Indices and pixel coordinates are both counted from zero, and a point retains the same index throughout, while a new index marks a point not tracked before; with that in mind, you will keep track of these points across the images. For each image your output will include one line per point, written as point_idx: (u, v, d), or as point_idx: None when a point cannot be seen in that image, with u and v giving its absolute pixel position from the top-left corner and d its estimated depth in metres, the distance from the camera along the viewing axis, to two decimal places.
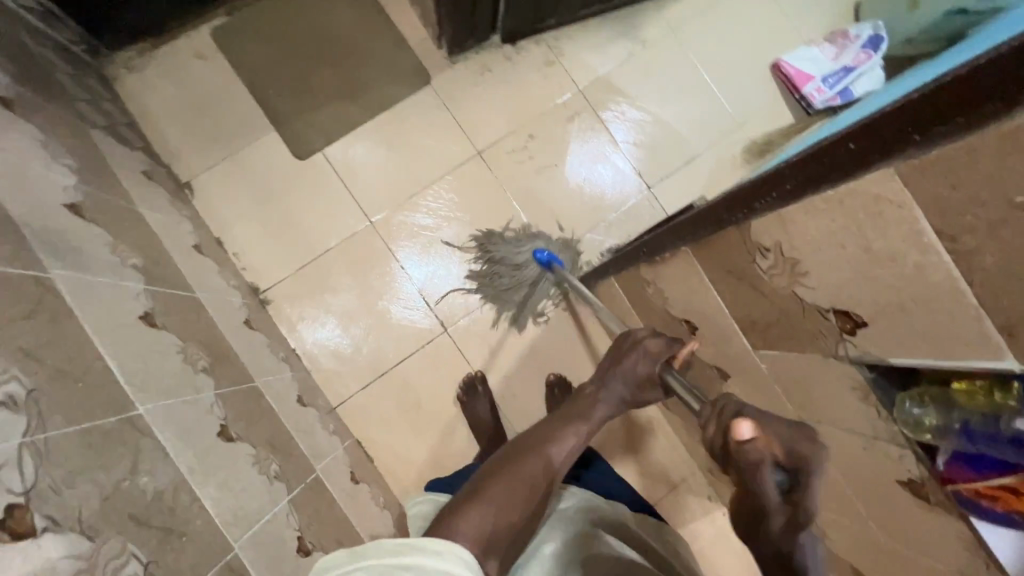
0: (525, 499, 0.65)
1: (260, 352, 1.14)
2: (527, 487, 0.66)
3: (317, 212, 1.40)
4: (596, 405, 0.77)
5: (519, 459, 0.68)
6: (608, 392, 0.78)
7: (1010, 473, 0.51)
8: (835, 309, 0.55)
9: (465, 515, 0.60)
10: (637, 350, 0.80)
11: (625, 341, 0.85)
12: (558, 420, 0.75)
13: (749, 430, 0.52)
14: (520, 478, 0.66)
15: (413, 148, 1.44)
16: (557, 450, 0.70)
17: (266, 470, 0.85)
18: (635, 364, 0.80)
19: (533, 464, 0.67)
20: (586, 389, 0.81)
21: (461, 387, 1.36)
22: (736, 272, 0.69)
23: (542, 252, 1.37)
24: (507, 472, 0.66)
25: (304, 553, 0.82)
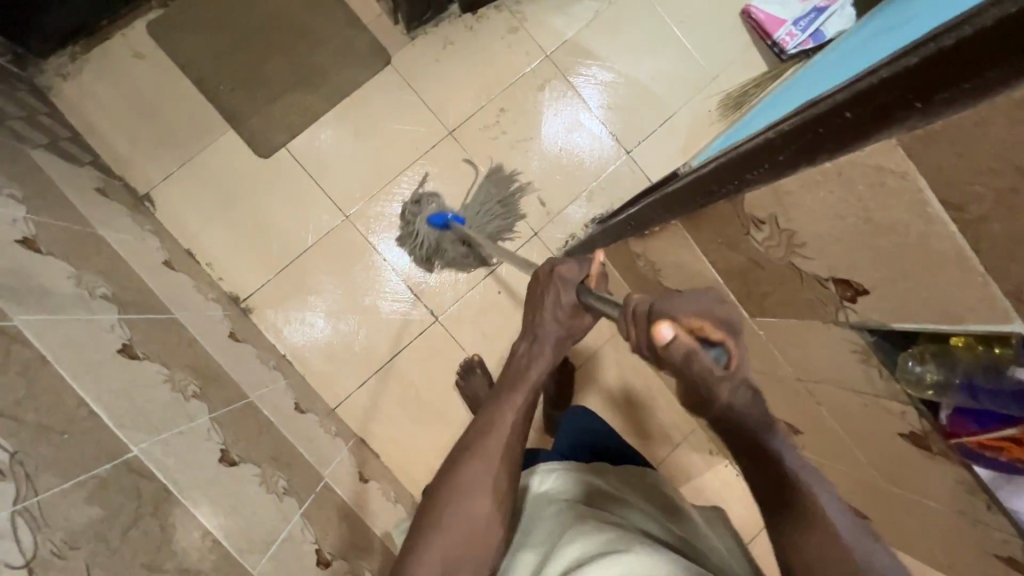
0: (474, 521, 0.67)
1: (250, 364, 1.12)
2: (474, 498, 0.68)
3: (288, 211, 1.34)
4: (528, 371, 0.76)
5: (454, 478, 0.68)
6: (544, 343, 0.78)
7: (1011, 425, 0.52)
8: (835, 278, 0.55)
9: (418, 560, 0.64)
10: (554, 285, 0.79)
11: (539, 279, 0.82)
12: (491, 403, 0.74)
13: (670, 328, 0.47)
14: (458, 506, 0.67)
15: (381, 133, 1.38)
16: (495, 452, 0.70)
17: (274, 488, 0.83)
18: (555, 310, 0.78)
19: (473, 481, 0.68)
20: (519, 348, 0.79)
21: (459, 370, 1.36)
22: (730, 244, 0.68)
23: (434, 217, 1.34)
24: (442, 503, 0.67)
25: (323, 564, 0.83)
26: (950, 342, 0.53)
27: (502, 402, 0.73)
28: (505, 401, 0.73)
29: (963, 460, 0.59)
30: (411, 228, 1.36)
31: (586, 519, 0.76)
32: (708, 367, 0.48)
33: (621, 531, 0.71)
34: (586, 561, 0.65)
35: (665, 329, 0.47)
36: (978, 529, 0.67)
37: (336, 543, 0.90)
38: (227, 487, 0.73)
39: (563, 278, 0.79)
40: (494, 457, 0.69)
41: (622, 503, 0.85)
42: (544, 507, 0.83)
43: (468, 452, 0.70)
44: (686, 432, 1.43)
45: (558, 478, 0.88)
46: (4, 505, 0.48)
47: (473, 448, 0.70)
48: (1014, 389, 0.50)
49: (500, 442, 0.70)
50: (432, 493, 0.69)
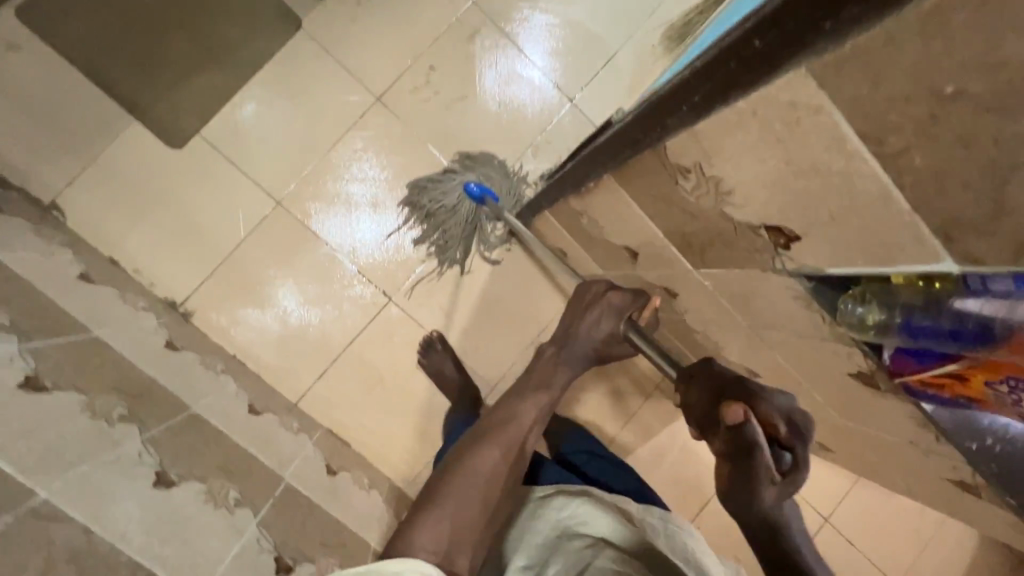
0: (478, 497, 0.73)
1: (193, 374, 1.06)
2: (488, 475, 0.75)
3: (215, 204, 1.25)
4: (555, 374, 0.88)
5: (474, 450, 0.76)
6: (568, 358, 0.89)
7: (953, 361, 0.47)
8: (766, 226, 0.51)
9: (430, 511, 0.70)
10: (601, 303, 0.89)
11: (590, 295, 0.93)
12: (516, 396, 0.85)
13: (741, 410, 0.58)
14: (472, 479, 0.73)
15: (304, 106, 1.27)
16: (513, 437, 0.79)
17: (222, 502, 0.80)
18: (592, 330, 0.89)
19: (489, 461, 0.76)
20: (547, 351, 0.92)
21: (421, 343, 1.33)
22: (663, 196, 0.63)
23: (473, 186, 1.24)
24: (457, 475, 0.73)
25: (286, 569, 0.79)
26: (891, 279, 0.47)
27: (527, 396, 0.85)
28: (527, 401, 0.84)
29: (910, 397, 0.57)
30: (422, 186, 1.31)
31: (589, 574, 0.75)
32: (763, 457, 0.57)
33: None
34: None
35: (735, 409, 0.58)
36: (927, 457, 0.67)
37: (301, 547, 0.87)
38: (163, 514, 0.70)
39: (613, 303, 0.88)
40: (507, 442, 0.78)
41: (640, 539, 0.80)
42: (557, 542, 0.83)
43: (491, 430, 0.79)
44: (657, 381, 1.43)
45: (577, 507, 0.86)
46: None
47: (494, 433, 0.79)
48: (952, 324, 0.44)
49: (517, 431, 0.80)
50: (451, 464, 0.76)
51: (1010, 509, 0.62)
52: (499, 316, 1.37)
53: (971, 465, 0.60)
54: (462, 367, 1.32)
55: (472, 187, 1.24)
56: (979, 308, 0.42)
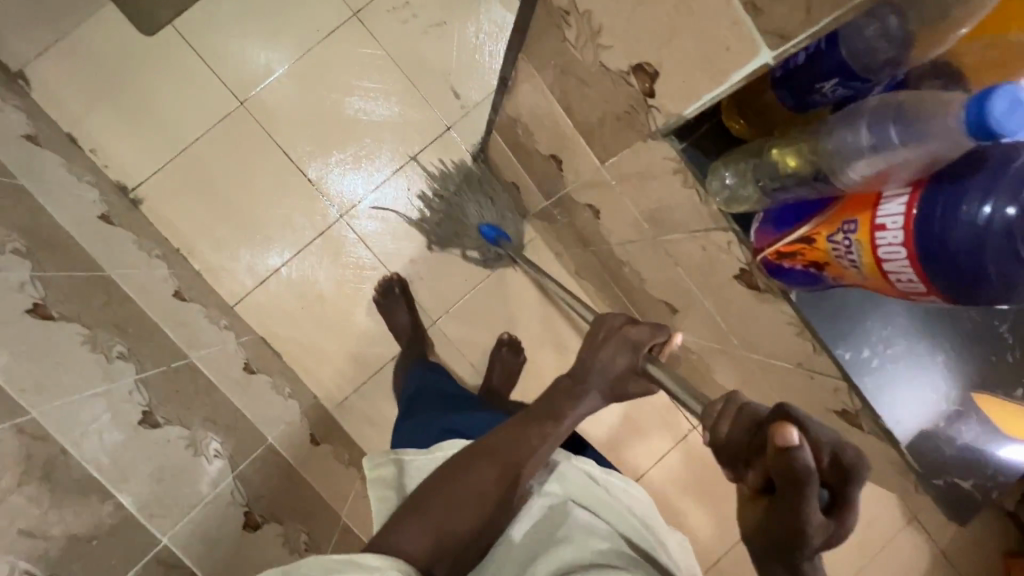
0: (464, 521, 0.58)
1: (121, 247, 1.05)
2: (475, 499, 0.59)
3: (180, 97, 1.25)
4: (570, 408, 0.62)
5: (459, 470, 0.59)
6: (586, 393, 0.62)
7: (803, 225, 0.44)
8: (632, 69, 0.47)
9: (403, 526, 0.55)
10: (616, 337, 0.61)
11: (601, 325, 0.63)
12: (521, 419, 0.62)
13: (798, 435, 0.35)
14: (456, 504, 0.58)
15: (280, 12, 1.27)
16: (510, 474, 0.60)
17: (103, 350, 0.78)
18: (609, 364, 0.61)
19: (481, 486, 0.59)
20: (560, 381, 0.63)
21: (379, 286, 1.30)
22: (560, 65, 0.60)
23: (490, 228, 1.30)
24: (441, 492, 0.58)
25: (151, 425, 0.75)
26: (772, 153, 0.44)
27: (534, 424, 0.62)
28: (537, 430, 0.62)
29: (782, 289, 0.53)
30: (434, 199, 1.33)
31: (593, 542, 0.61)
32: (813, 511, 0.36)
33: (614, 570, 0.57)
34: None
35: (789, 431, 0.35)
36: (814, 384, 0.62)
37: (185, 413, 0.84)
38: (33, 334, 0.68)
39: (629, 341, 0.60)
40: (506, 466, 0.60)
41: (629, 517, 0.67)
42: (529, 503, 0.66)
43: (483, 449, 0.61)
44: None
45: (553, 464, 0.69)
46: None
47: (490, 450, 0.60)
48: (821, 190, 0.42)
49: (516, 461, 0.60)
50: (439, 475, 0.59)
51: (886, 438, 0.57)
52: (450, 253, 1.34)
53: (844, 378, 0.56)
54: (417, 316, 1.30)
55: (488, 229, 1.30)
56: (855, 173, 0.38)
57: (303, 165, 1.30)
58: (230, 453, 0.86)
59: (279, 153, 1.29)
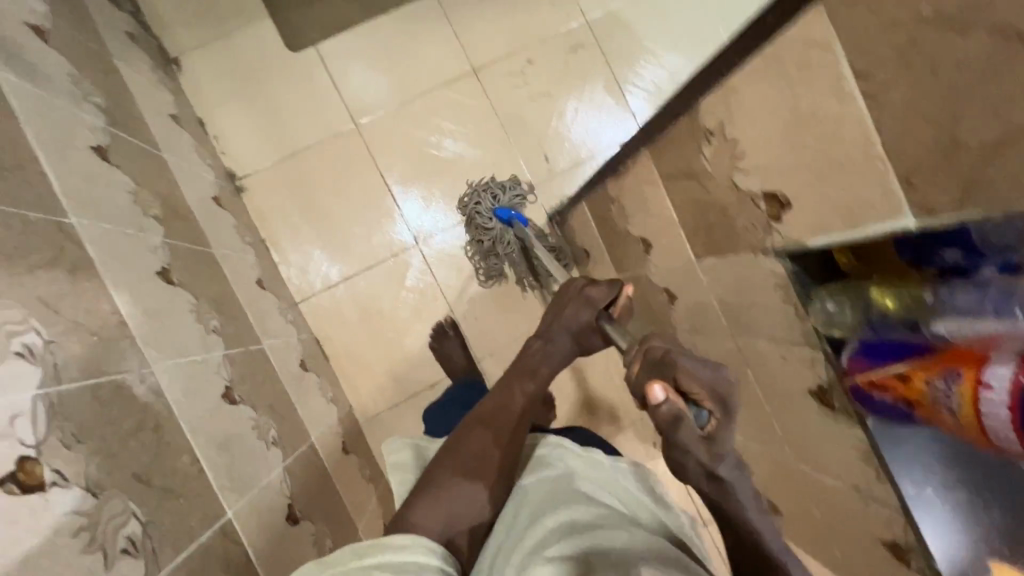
0: (482, 479, 0.66)
1: (224, 229, 1.14)
2: (477, 461, 0.67)
3: (303, 109, 1.38)
4: (541, 362, 0.77)
5: (456, 446, 0.69)
6: (553, 346, 0.77)
7: (902, 362, 0.50)
8: (765, 194, 0.54)
9: (413, 506, 0.62)
10: (577, 297, 0.77)
11: (563, 290, 0.80)
12: (505, 379, 0.76)
13: (662, 391, 0.50)
14: (473, 470, 0.67)
15: (409, 56, 1.41)
16: (507, 428, 0.71)
17: (203, 322, 0.85)
18: (574, 313, 0.77)
19: (488, 446, 0.69)
20: (532, 344, 0.78)
21: (432, 333, 1.37)
22: (686, 170, 0.67)
23: (504, 210, 1.31)
24: (458, 463, 0.67)
25: (229, 401, 0.80)
26: (875, 293, 0.53)
27: (516, 381, 0.75)
28: (515, 384, 0.75)
29: (859, 414, 0.58)
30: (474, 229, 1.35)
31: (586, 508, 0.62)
32: (694, 439, 0.50)
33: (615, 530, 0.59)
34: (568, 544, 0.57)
35: (654, 391, 0.50)
36: (866, 507, 0.66)
37: (253, 396, 0.89)
38: (158, 294, 0.76)
39: (589, 298, 0.77)
40: (501, 426, 0.71)
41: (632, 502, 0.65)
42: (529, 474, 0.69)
43: (477, 419, 0.71)
44: None
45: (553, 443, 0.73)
46: None
47: (487, 418, 0.71)
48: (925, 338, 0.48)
49: (511, 417, 0.72)
50: (448, 454, 0.68)
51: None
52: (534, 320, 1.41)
53: (903, 511, 0.61)
54: (469, 351, 1.38)
55: (501, 210, 1.31)
56: (951, 328, 0.47)
57: (395, 190, 1.40)
58: (283, 444, 0.90)
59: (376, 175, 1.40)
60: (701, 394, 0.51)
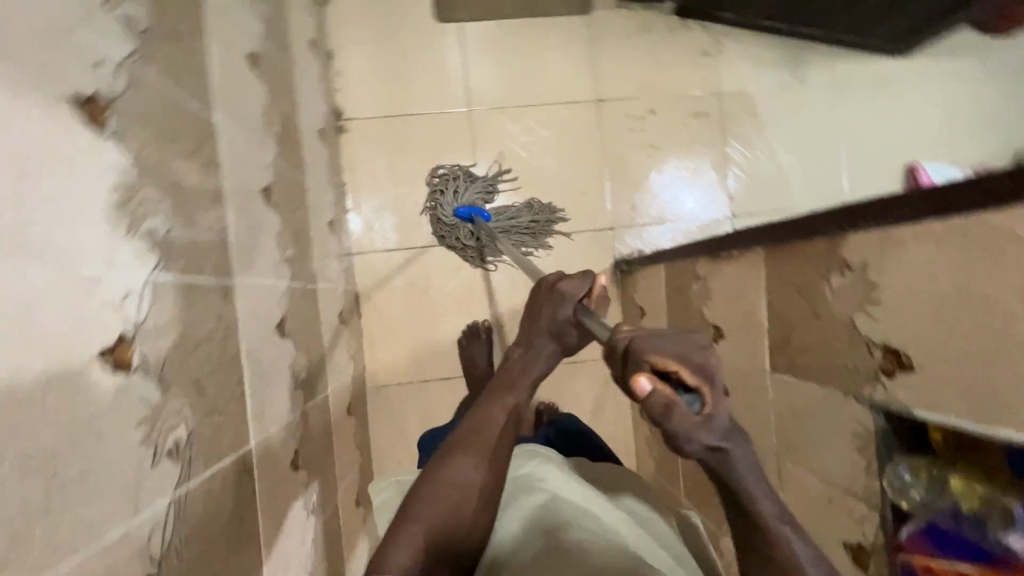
0: (458, 514, 0.57)
1: (318, 163, 1.16)
2: (454, 496, 0.57)
3: (426, 77, 1.40)
4: (525, 373, 0.68)
5: (438, 478, 0.58)
6: (537, 352, 0.69)
7: (972, 562, 0.53)
8: (886, 346, 0.54)
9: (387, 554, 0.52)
10: (556, 296, 0.71)
11: (539, 289, 0.74)
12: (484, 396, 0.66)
13: (650, 381, 0.42)
14: (449, 491, 0.57)
15: (541, 65, 1.43)
16: (489, 446, 0.62)
17: (281, 247, 0.86)
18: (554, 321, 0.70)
19: (466, 468, 0.59)
20: (513, 352, 0.70)
21: (465, 330, 1.36)
22: (800, 286, 0.67)
23: (462, 208, 1.34)
24: (436, 486, 0.57)
25: (279, 331, 0.81)
26: (954, 480, 0.55)
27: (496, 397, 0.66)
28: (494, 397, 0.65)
29: None
30: (441, 228, 1.36)
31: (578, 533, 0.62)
32: (693, 429, 0.42)
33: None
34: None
35: (640, 385, 0.41)
36: None
37: (297, 332, 0.90)
38: (255, 209, 0.77)
39: (568, 294, 0.71)
40: (484, 450, 0.61)
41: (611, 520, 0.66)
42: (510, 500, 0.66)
43: (457, 442, 0.61)
44: None
45: (538, 464, 0.71)
46: (125, 50, 0.49)
47: (465, 436, 0.62)
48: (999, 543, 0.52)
49: (493, 437, 0.62)
50: (421, 482, 0.59)
51: None
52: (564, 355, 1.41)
53: None
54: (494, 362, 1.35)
55: (461, 210, 1.34)
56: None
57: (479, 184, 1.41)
58: (306, 387, 0.91)
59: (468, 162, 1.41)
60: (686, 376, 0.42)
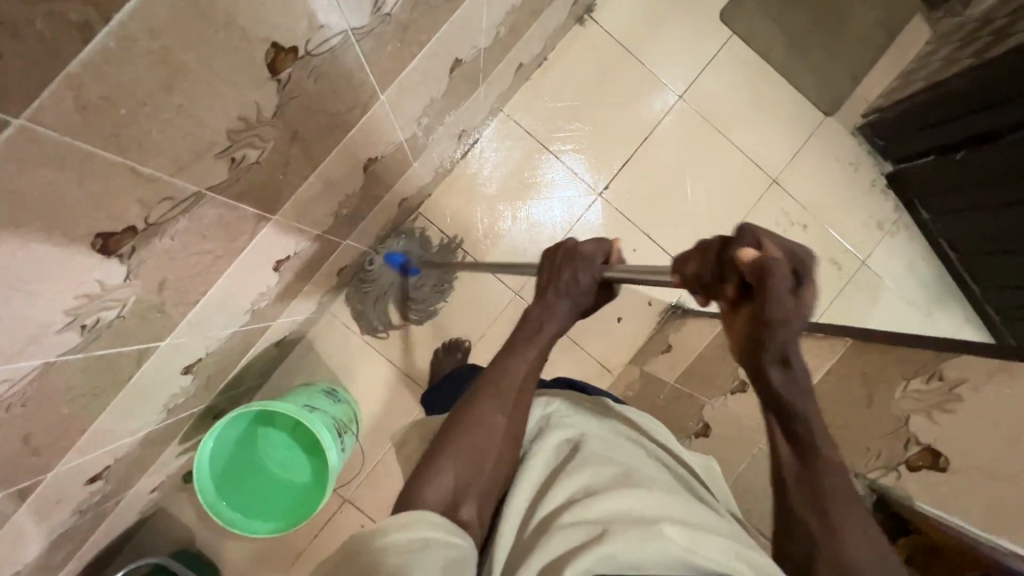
0: (483, 448, 0.60)
1: (552, 18, 1.21)
2: (479, 442, 0.60)
3: (673, 47, 1.45)
4: (541, 331, 0.67)
5: (463, 425, 0.61)
6: (551, 313, 0.68)
7: None
8: (925, 446, 0.74)
9: (429, 481, 0.57)
10: (568, 261, 0.68)
11: (546, 258, 0.71)
12: (502, 351, 0.67)
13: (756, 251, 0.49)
14: (474, 431, 0.61)
15: (758, 118, 1.47)
16: (513, 389, 0.64)
17: (503, 23, 0.90)
18: (570, 293, 0.68)
19: (490, 411, 0.62)
20: (529, 314, 0.69)
21: (443, 343, 1.35)
22: (870, 378, 0.83)
23: (394, 256, 1.31)
24: (462, 434, 0.60)
25: (453, 67, 0.84)
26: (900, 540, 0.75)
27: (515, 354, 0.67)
28: (512, 354, 0.66)
29: None
30: (363, 278, 1.31)
31: (607, 469, 0.60)
32: (784, 301, 0.47)
33: (635, 482, 0.58)
34: (588, 502, 0.54)
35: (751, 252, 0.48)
36: None
37: (453, 90, 0.93)
38: None
39: (583, 260, 0.67)
40: (508, 395, 0.63)
41: (642, 467, 0.63)
42: (540, 438, 0.65)
43: (479, 391, 0.64)
44: None
45: (563, 407, 0.70)
46: None
47: (486, 387, 0.64)
48: None
49: (515, 387, 0.64)
50: (446, 427, 0.62)
51: None
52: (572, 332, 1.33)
53: None
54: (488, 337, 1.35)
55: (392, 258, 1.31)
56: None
57: (632, 157, 1.45)
58: (416, 134, 0.93)
59: (642, 133, 1.45)
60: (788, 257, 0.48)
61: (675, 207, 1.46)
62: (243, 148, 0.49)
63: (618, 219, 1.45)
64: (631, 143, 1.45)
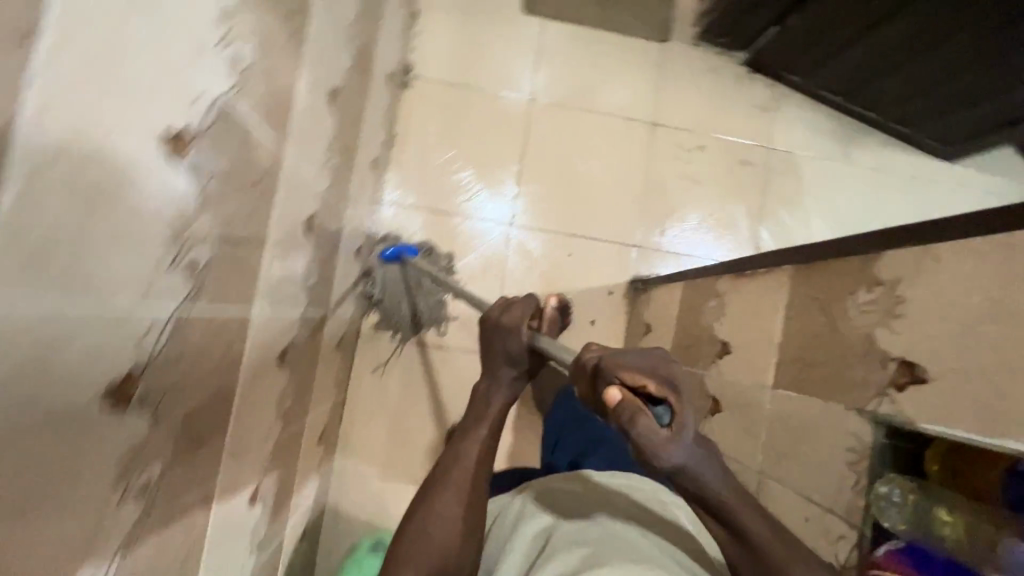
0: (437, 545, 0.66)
1: (377, 106, 1.19)
2: (434, 541, 0.66)
3: (499, 60, 1.45)
4: (487, 407, 0.74)
5: (417, 527, 0.67)
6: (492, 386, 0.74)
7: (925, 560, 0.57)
8: (901, 360, 0.57)
9: None
10: (497, 331, 0.73)
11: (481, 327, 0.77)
12: (458, 438, 0.74)
13: (619, 392, 0.49)
14: (430, 532, 0.66)
15: (607, 77, 1.48)
16: (466, 481, 0.70)
17: (330, 156, 0.88)
18: (502, 362, 0.74)
19: (443, 508, 0.68)
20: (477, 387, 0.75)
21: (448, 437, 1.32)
22: (823, 298, 0.70)
23: (388, 250, 1.33)
24: (416, 540, 0.66)
25: (308, 226, 0.82)
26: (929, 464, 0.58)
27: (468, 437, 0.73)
28: (468, 435, 0.73)
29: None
30: (376, 304, 1.36)
31: (569, 550, 0.63)
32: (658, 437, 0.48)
33: (598, 553, 0.60)
34: None
35: (612, 395, 0.49)
36: None
37: (322, 238, 0.91)
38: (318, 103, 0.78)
39: (510, 323, 0.73)
40: (460, 483, 0.70)
41: (603, 533, 0.66)
42: (514, 537, 0.70)
43: (435, 487, 0.70)
44: None
45: (532, 503, 0.75)
46: None
47: (443, 480, 0.70)
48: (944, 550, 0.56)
49: (467, 476, 0.71)
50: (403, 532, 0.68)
51: None
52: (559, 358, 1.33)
53: None
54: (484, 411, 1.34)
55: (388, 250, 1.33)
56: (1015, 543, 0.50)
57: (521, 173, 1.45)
58: (311, 295, 0.91)
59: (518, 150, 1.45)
60: (652, 389, 0.49)
61: (583, 195, 1.46)
62: (142, 475, 0.47)
63: (541, 234, 1.44)
64: (512, 162, 1.45)
